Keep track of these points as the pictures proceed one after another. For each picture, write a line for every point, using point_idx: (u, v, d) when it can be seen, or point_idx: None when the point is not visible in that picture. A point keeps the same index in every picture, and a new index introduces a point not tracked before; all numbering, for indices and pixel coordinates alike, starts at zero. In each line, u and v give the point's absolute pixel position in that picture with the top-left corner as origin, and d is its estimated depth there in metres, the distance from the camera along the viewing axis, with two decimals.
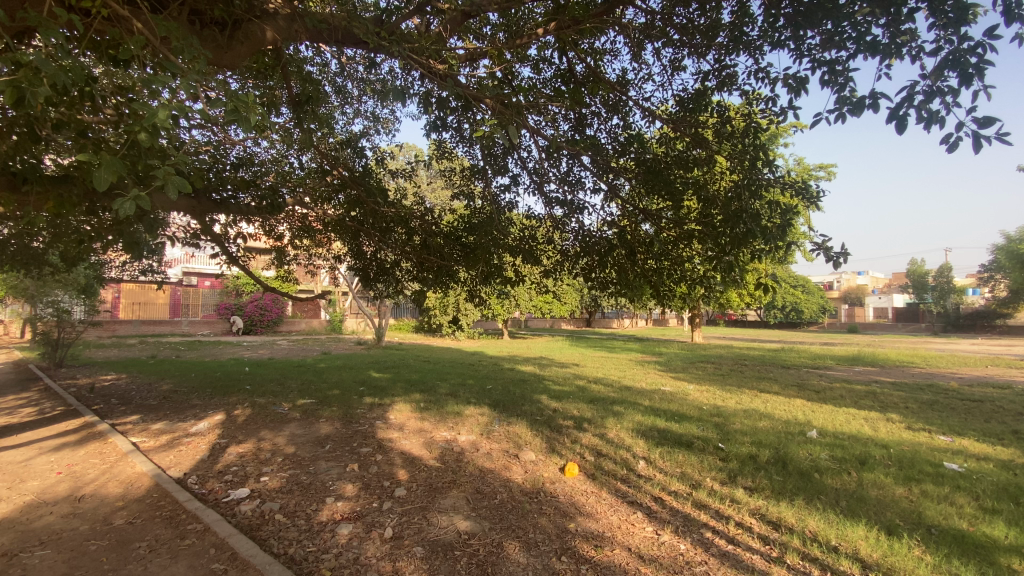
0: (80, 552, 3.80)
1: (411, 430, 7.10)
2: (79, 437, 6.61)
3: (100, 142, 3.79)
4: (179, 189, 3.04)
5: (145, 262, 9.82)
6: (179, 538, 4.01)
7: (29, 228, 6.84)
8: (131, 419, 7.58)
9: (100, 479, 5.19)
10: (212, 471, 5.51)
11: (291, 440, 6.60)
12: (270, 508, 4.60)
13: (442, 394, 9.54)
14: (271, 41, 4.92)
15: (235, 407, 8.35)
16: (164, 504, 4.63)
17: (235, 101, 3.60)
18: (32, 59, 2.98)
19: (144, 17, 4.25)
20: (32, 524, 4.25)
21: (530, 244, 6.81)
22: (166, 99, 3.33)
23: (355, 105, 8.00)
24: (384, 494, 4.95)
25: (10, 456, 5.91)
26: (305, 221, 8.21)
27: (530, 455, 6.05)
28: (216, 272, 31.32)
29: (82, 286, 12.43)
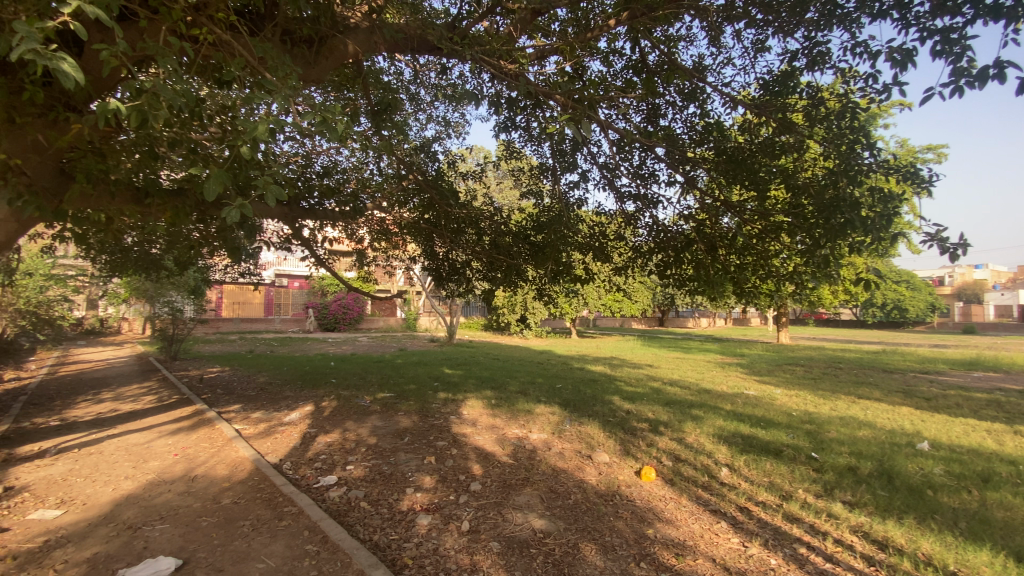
0: (194, 528, 4.23)
1: (484, 426, 7.23)
2: (192, 423, 7.37)
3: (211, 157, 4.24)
4: (277, 197, 3.31)
5: (245, 266, 10.76)
6: (277, 519, 4.35)
7: (150, 236, 7.72)
8: (234, 408, 8.35)
9: (209, 461, 5.76)
10: (304, 458, 5.93)
11: (373, 432, 6.95)
12: (355, 495, 4.86)
13: (513, 391, 9.63)
14: (353, 55, 5.14)
15: (322, 399, 8.93)
16: (263, 486, 5.06)
17: (323, 114, 3.87)
18: (155, 86, 3.36)
19: (243, 39, 4.61)
20: (155, 500, 4.79)
21: (601, 241, 6.81)
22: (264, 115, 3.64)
23: (428, 111, 8.29)
24: (460, 488, 5.06)
25: (137, 438, 6.70)
26: (383, 224, 8.60)
27: (604, 457, 5.93)
28: (303, 274, 33.79)
29: (192, 288, 13.87)
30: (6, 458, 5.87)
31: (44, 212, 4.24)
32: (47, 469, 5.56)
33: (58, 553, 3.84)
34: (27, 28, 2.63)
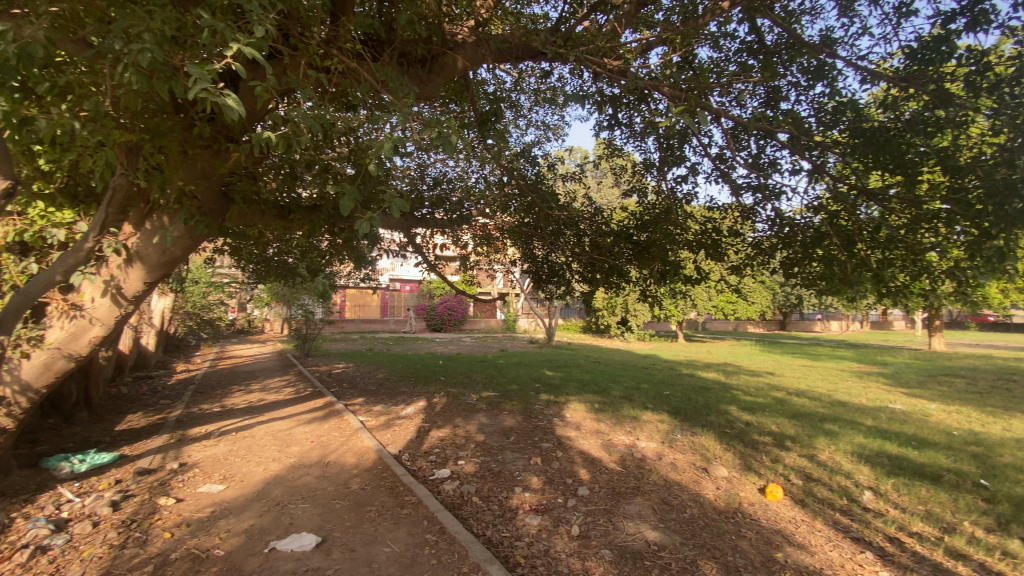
0: (329, 509, 4.70)
1: (589, 431, 7.15)
2: (323, 413, 8.22)
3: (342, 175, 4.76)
4: (399, 209, 3.73)
5: (364, 272, 11.76)
6: (399, 506, 4.68)
7: (289, 247, 8.76)
8: (358, 401, 9.16)
9: (340, 449, 6.38)
10: (420, 451, 6.33)
11: (480, 429, 7.21)
12: (468, 490, 5.07)
13: (618, 396, 9.40)
14: (462, 69, 5.40)
15: (433, 395, 9.47)
16: (385, 475, 5.48)
17: (438, 129, 4.17)
18: (298, 115, 3.83)
19: (367, 65, 5.07)
20: (297, 480, 5.41)
21: (713, 238, 6.43)
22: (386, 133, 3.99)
23: (528, 117, 8.43)
24: (568, 492, 5.05)
25: (280, 424, 7.62)
26: (485, 231, 8.71)
27: (722, 471, 5.56)
28: (412, 278, 36.14)
29: (320, 292, 15.49)
30: (183, 437, 7.00)
31: (212, 229, 4.98)
32: (213, 448, 6.53)
33: (223, 523, 4.47)
34: (200, 72, 3.12)
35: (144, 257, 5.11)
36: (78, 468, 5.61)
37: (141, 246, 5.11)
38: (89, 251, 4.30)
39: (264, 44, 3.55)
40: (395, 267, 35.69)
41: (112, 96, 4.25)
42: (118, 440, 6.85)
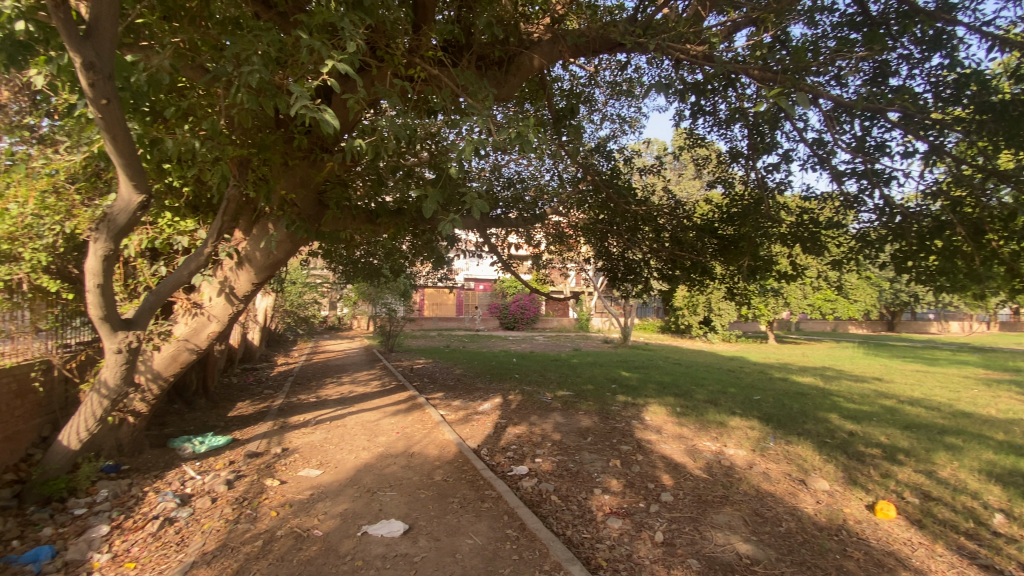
0: (415, 498, 4.92)
1: (670, 435, 6.89)
2: (407, 406, 8.61)
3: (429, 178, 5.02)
4: (480, 210, 4.00)
5: (442, 271, 12.17)
6: (480, 500, 4.79)
7: (373, 249, 9.26)
8: (437, 395, 9.51)
9: (423, 441, 6.66)
10: (498, 446, 6.44)
11: (557, 428, 7.19)
12: (546, 488, 5.07)
13: (701, 400, 8.97)
14: (538, 68, 5.43)
15: (509, 392, 9.60)
16: (466, 469, 5.63)
17: (519, 130, 4.27)
18: (386, 123, 4.07)
19: (447, 71, 5.25)
20: (384, 469, 5.72)
21: (811, 230, 5.94)
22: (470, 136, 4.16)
23: (602, 111, 8.25)
24: (650, 496, 4.90)
25: (368, 415, 8.08)
26: (559, 228, 8.64)
27: (822, 484, 5.12)
28: (487, 277, 36.92)
29: (402, 291, 16.24)
30: (285, 424, 7.65)
31: (309, 233, 5.39)
32: (310, 435, 7.07)
33: (320, 505, 4.82)
34: (301, 89, 3.39)
35: (252, 260, 5.65)
36: (198, 449, 6.31)
37: (250, 250, 5.65)
38: (208, 256, 4.86)
39: (354, 58, 3.80)
40: (469, 266, 36.57)
41: (224, 115, 4.71)
42: (231, 425, 7.61)
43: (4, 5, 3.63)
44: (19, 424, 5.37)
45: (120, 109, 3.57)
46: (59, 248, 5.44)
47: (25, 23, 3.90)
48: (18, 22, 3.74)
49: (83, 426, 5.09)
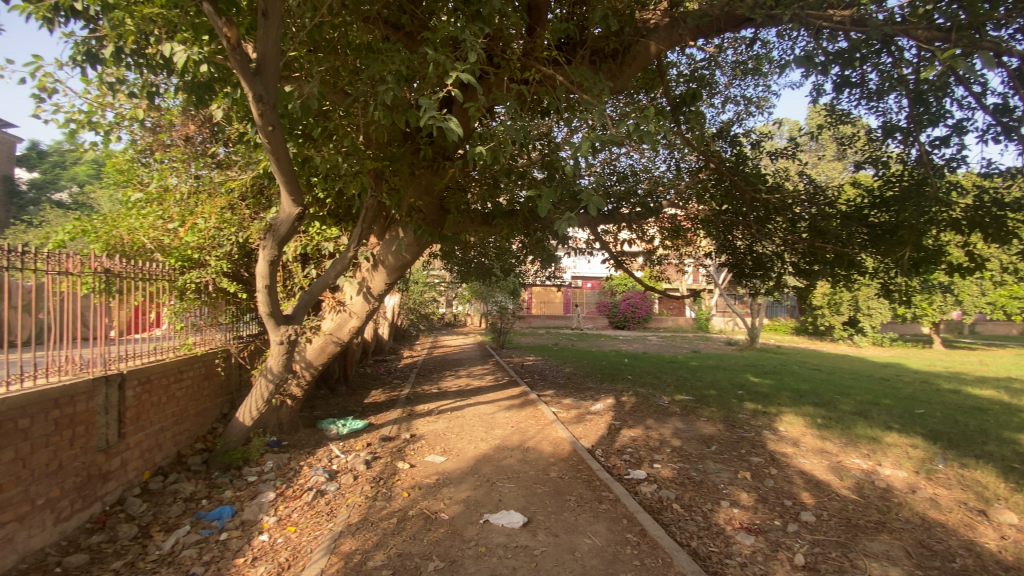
0: (533, 492, 5.02)
1: (810, 449, 6.20)
2: (521, 402, 8.82)
3: (546, 179, 5.13)
4: (596, 207, 4.04)
5: (551, 270, 12.28)
6: (598, 501, 4.74)
7: (487, 249, 9.58)
8: (549, 393, 9.61)
9: (537, 437, 6.77)
10: (614, 448, 6.32)
11: (676, 434, 6.85)
12: (667, 495, 4.87)
13: (847, 412, 7.93)
14: (656, 55, 5.21)
15: (623, 393, 9.37)
16: (582, 468, 5.62)
17: (639, 125, 4.19)
18: (504, 126, 4.23)
19: (563, 69, 5.27)
20: (502, 461, 5.92)
21: (993, 212, 5.01)
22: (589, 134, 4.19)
23: (724, 93, 7.66)
24: (787, 515, 4.46)
25: (486, 408, 8.43)
26: (675, 222, 8.15)
27: (1015, 520, 4.25)
28: (597, 275, 36.45)
29: (512, 290, 16.59)
30: (412, 412, 8.28)
31: (433, 236, 5.76)
32: (434, 424, 7.57)
33: (445, 490, 5.14)
34: (429, 102, 3.66)
35: (386, 262, 6.24)
36: (341, 431, 7.11)
37: (383, 254, 6.25)
38: (351, 259, 5.45)
39: (475, 67, 4.00)
40: (579, 265, 36.40)
41: (362, 132, 5.22)
42: (366, 411, 8.43)
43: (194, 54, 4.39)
44: (206, 401, 6.60)
45: (281, 134, 4.16)
46: (235, 255, 6.46)
47: (208, 67, 4.67)
48: (203, 67, 4.48)
49: (255, 405, 6.00)
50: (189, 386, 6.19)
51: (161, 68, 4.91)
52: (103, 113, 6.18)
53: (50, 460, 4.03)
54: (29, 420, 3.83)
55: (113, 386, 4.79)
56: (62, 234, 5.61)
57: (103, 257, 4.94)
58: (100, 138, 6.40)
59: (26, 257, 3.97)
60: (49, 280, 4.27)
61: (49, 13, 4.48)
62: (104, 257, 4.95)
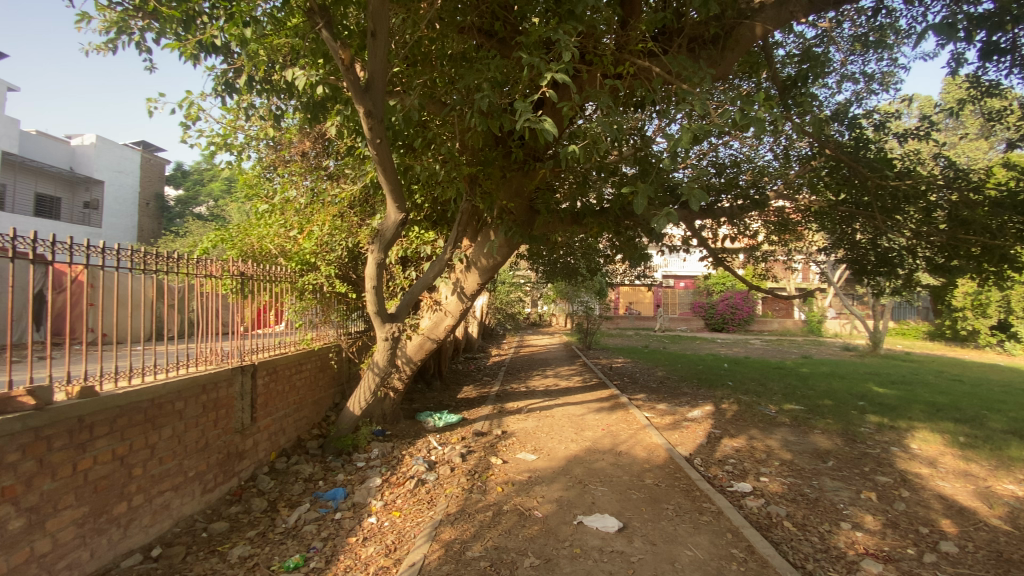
0: (627, 498, 4.90)
1: (950, 471, 5.43)
2: (611, 404, 8.65)
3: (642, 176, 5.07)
4: (700, 200, 4.07)
5: (641, 269, 11.91)
6: (698, 512, 4.52)
7: (572, 249, 9.46)
8: (641, 397, 9.33)
9: (630, 441, 6.61)
10: (714, 458, 5.99)
11: (785, 446, 6.33)
12: (777, 511, 4.51)
13: (1001, 431, 6.81)
14: (762, 37, 4.87)
15: (723, 400, 8.84)
16: (679, 477, 5.39)
17: (747, 114, 4.01)
18: (598, 122, 4.23)
19: (658, 60, 5.13)
20: (594, 464, 5.85)
21: None
22: (691, 126, 4.07)
23: (840, 71, 6.95)
24: (924, 544, 3.94)
25: (575, 409, 8.37)
26: (782, 215, 7.54)
27: None
28: (690, 274, 34.70)
29: (598, 290, 16.26)
30: (503, 410, 8.46)
31: (524, 237, 5.86)
32: (524, 422, 7.68)
33: (538, 488, 5.19)
34: (525, 104, 3.74)
35: (478, 264, 6.46)
36: (437, 424, 7.45)
37: (476, 256, 6.48)
38: (447, 262, 5.72)
39: (569, 66, 4.01)
40: (671, 264, 34.90)
41: (457, 139, 5.45)
42: (460, 406, 8.76)
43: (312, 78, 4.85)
44: (321, 391, 7.27)
45: (386, 145, 4.49)
46: (345, 259, 7.04)
47: (323, 88, 5.13)
48: (318, 88, 4.94)
49: (363, 396, 6.51)
50: (307, 376, 6.86)
51: (284, 92, 5.49)
52: (236, 136, 7.02)
53: (199, 438, 4.66)
54: (183, 403, 4.46)
55: (247, 375, 5.45)
56: (207, 242, 6.47)
57: (239, 261, 5.64)
58: (235, 157, 7.29)
59: (181, 263, 4.64)
60: (198, 282, 4.95)
61: (196, 51, 5.17)
62: (240, 262, 5.64)
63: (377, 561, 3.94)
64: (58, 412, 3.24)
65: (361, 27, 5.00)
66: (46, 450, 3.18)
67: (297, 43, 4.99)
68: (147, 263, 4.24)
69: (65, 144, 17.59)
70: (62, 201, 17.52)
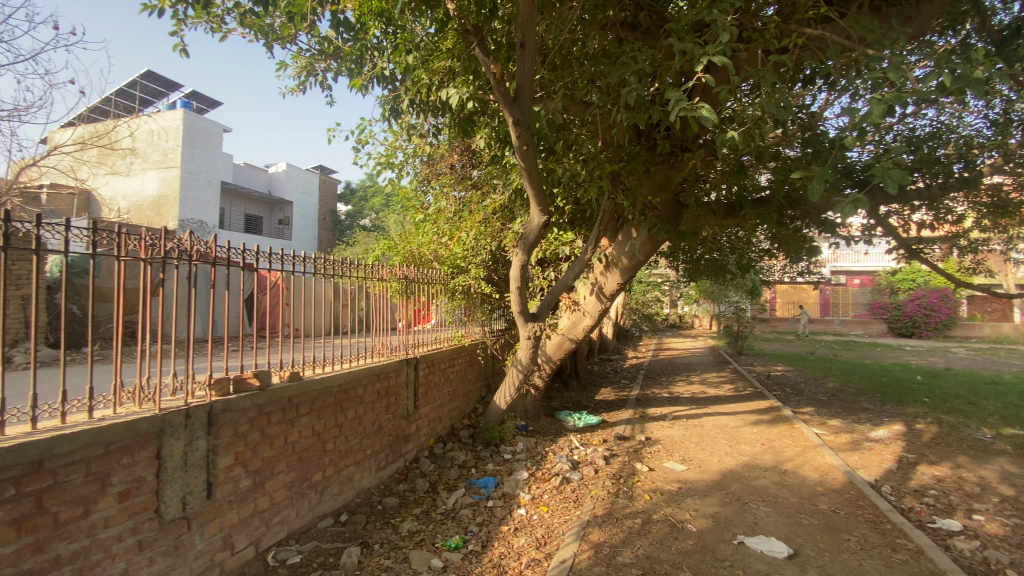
0: (797, 522, 4.37)
1: None
2: (770, 417, 7.80)
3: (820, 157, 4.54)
4: (895, 182, 3.46)
5: (803, 265, 10.56)
6: (890, 548, 3.86)
7: (719, 245, 8.74)
8: (808, 411, 8.27)
9: (797, 460, 5.89)
10: (908, 487, 5.06)
11: (1010, 480, 5.09)
12: (1002, 559, 3.65)
13: None
14: None
15: (916, 420, 7.42)
16: (862, 505, 4.66)
17: (963, 76, 3.34)
18: (761, 104, 3.87)
19: (834, 27, 4.52)
20: (754, 481, 5.33)
21: None
22: (881, 98, 3.52)
23: None
24: None
25: (728, 420, 7.73)
26: (1002, 193, 6.07)
27: None
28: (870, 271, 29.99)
29: (750, 289, 14.76)
30: (645, 415, 8.17)
31: (670, 234, 5.59)
32: (670, 430, 7.30)
33: (690, 501, 4.89)
34: (678, 94, 3.59)
35: (620, 264, 6.33)
36: (577, 424, 7.46)
37: (617, 256, 6.37)
38: (588, 261, 5.68)
39: (728, 48, 3.71)
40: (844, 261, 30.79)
41: (599, 139, 5.42)
42: (600, 408, 8.67)
43: (464, 94, 5.24)
44: (468, 385, 7.79)
45: (532, 151, 4.64)
46: (490, 262, 7.43)
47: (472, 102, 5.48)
48: (468, 103, 5.30)
49: (508, 391, 6.80)
50: (457, 370, 7.41)
51: (438, 110, 5.99)
52: (397, 155, 7.83)
53: (374, 421, 5.31)
54: (362, 389, 5.11)
55: (410, 367, 6.06)
56: (375, 251, 7.33)
57: (403, 266, 6.29)
58: (396, 174, 8.14)
59: (359, 268, 5.32)
60: (370, 284, 5.63)
61: (366, 82, 5.89)
62: (403, 267, 6.29)
63: (529, 553, 4.07)
64: (275, 393, 3.93)
65: (508, 40, 5.22)
66: (267, 424, 3.88)
67: (451, 65, 5.39)
68: (334, 269, 4.95)
69: (266, 173, 21.39)
70: (264, 219, 21.29)
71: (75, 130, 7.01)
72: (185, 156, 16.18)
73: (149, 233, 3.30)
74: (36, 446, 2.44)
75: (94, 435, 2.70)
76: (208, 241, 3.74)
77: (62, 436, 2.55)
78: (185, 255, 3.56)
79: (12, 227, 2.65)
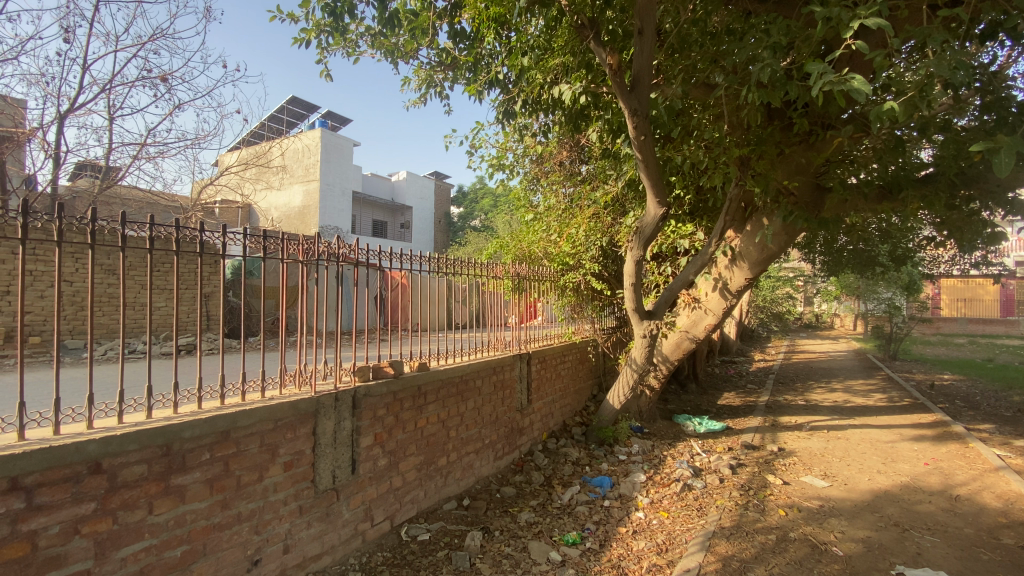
0: (973, 557, 3.71)
1: None
2: (936, 434, 6.67)
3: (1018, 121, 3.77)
4: None
5: (978, 255, 8.88)
6: None
7: (867, 233, 7.66)
8: (987, 428, 6.93)
9: (973, 485, 4.97)
10: None
11: None
12: None
13: None
14: None
15: None
16: None
17: None
18: (930, 67, 3.31)
19: None
20: (916, 506, 4.59)
21: None
22: None
23: None
24: None
25: (880, 434, 6.75)
26: None
27: None
28: None
29: (905, 284, 12.78)
30: (776, 423, 7.46)
31: (809, 222, 5.02)
32: (808, 441, 6.58)
33: (835, 521, 4.36)
34: (823, 66, 3.20)
35: (747, 256, 5.85)
36: (698, 429, 7.04)
37: (744, 248, 5.90)
38: (713, 255, 5.31)
39: (884, 7, 3.22)
40: None
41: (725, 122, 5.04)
42: (722, 414, 8.09)
43: (577, 90, 5.20)
44: (580, 382, 7.78)
45: (650, 141, 4.48)
46: (602, 258, 7.30)
47: (584, 95, 5.40)
48: (582, 98, 5.28)
49: (622, 391, 6.66)
50: (569, 367, 7.44)
51: (550, 107, 6.04)
52: (508, 156, 8.03)
53: (491, 412, 5.52)
54: (481, 381, 5.33)
55: (524, 362, 6.19)
56: (489, 250, 7.58)
57: (516, 264, 6.43)
58: (507, 175, 8.37)
59: (474, 266, 5.51)
60: (485, 281, 5.83)
61: (482, 88, 6.10)
62: (515, 264, 6.42)
63: (649, 557, 3.94)
64: (407, 381, 4.26)
65: (624, 28, 5.06)
66: (400, 409, 4.22)
67: (565, 61, 5.34)
68: (453, 268, 5.19)
69: (389, 181, 23.27)
70: (388, 224, 23.24)
71: (239, 153, 8.20)
72: (323, 170, 18.23)
73: (306, 238, 3.75)
74: (224, 418, 2.91)
75: (265, 411, 3.14)
76: (351, 244, 4.15)
77: (243, 411, 3.02)
78: (334, 257, 3.99)
79: (205, 237, 3.17)
